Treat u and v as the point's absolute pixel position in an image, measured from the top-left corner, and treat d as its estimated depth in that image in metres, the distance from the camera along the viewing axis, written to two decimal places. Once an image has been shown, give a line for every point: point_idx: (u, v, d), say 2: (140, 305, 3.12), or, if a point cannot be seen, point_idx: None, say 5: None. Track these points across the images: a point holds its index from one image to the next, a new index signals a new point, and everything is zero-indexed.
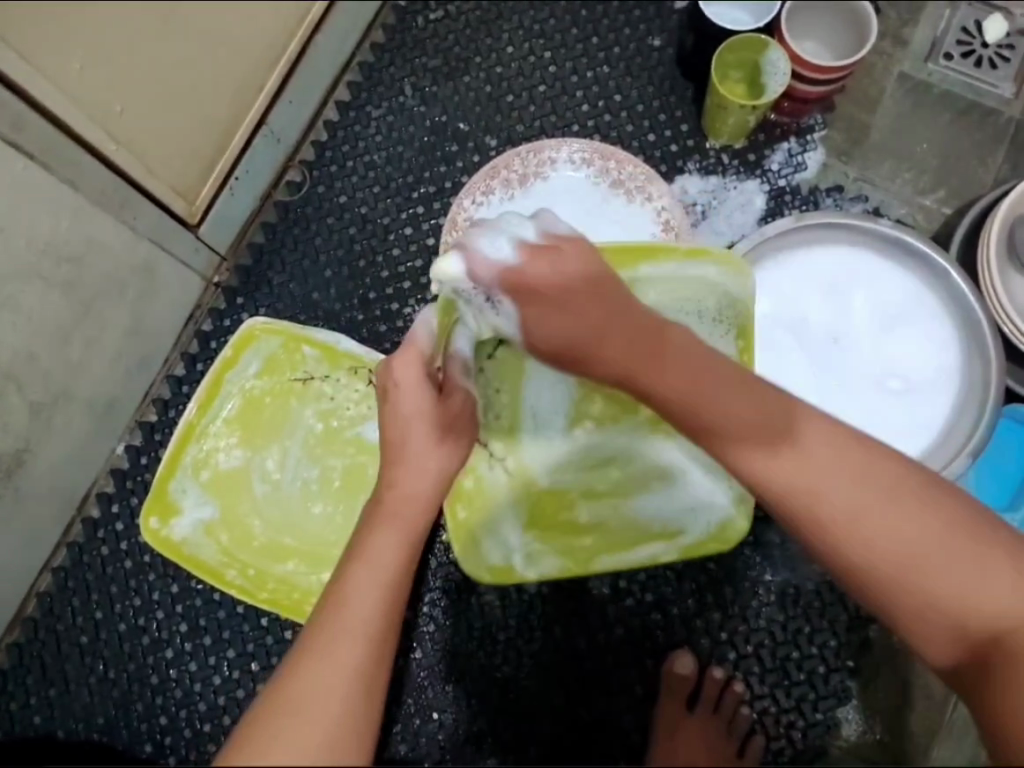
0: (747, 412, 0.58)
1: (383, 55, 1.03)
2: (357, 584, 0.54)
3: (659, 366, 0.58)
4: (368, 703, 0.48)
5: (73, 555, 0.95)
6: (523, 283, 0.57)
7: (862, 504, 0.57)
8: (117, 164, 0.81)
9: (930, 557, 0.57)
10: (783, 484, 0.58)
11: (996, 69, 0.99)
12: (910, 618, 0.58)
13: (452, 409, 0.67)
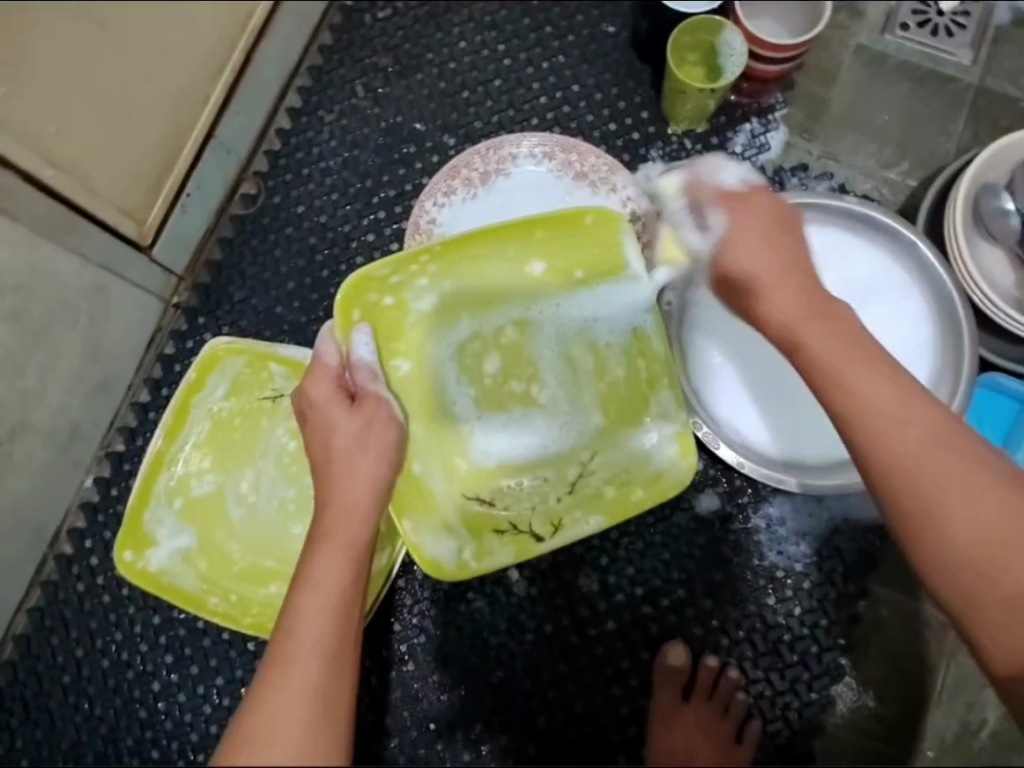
0: (885, 384, 0.57)
1: (332, 58, 1.00)
2: (307, 605, 0.56)
3: (810, 327, 0.61)
4: (330, 722, 0.48)
5: (48, 593, 0.92)
6: (744, 234, 0.67)
7: (990, 498, 0.54)
8: (53, 188, 0.77)
9: (1021, 555, 0.54)
10: (903, 468, 0.55)
11: (953, 36, 0.99)
12: (1001, 621, 0.54)
13: (371, 433, 0.71)
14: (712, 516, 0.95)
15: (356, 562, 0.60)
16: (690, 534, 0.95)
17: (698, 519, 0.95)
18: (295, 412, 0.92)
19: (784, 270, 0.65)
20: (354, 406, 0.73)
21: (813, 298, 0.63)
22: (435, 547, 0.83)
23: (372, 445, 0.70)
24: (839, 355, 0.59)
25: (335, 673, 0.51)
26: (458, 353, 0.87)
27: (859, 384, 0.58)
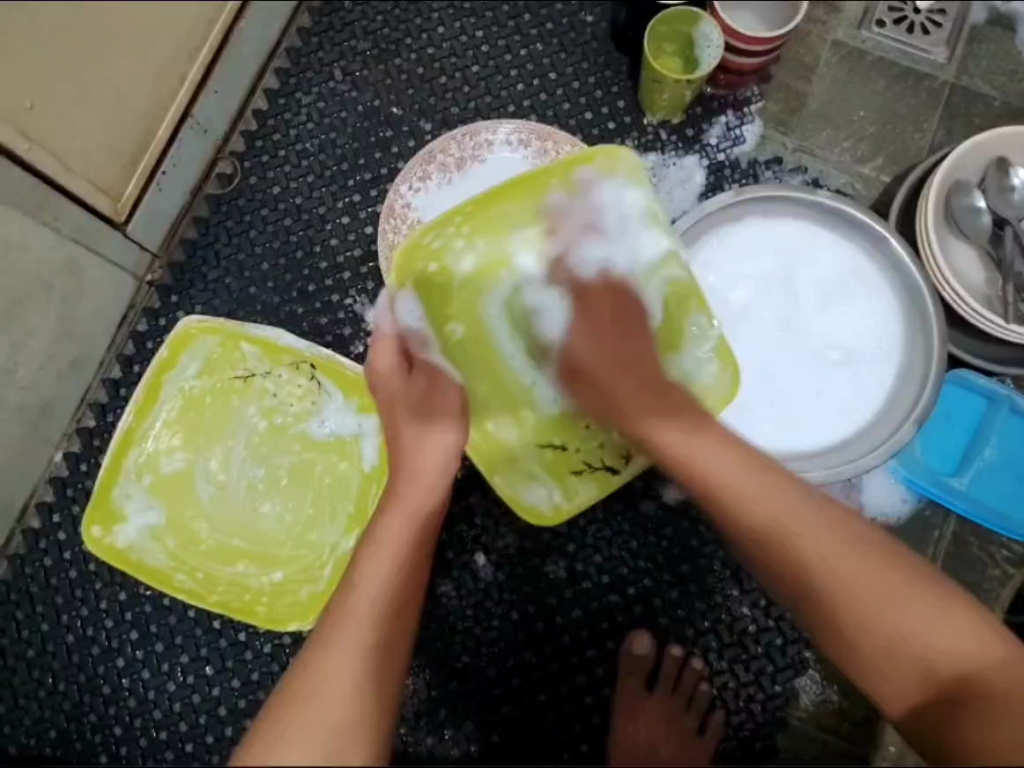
0: (732, 469, 0.72)
1: (310, 40, 1.01)
2: (370, 562, 0.67)
3: (652, 416, 0.76)
4: (373, 698, 0.58)
5: (15, 567, 0.92)
6: (574, 357, 0.83)
7: (846, 559, 0.67)
8: (29, 163, 0.78)
9: (881, 604, 0.65)
10: (774, 540, 0.69)
11: (929, 33, 0.99)
12: (886, 665, 0.65)
13: (434, 394, 0.80)
14: (680, 506, 0.96)
15: (419, 524, 0.72)
16: (658, 524, 0.95)
17: (666, 509, 0.96)
18: (266, 392, 0.92)
19: (633, 374, 0.79)
20: (409, 369, 0.81)
21: (651, 392, 0.78)
22: (523, 491, 0.88)
23: (435, 407, 0.79)
24: (689, 445, 0.74)
25: (378, 645, 0.61)
26: (506, 308, 0.87)
27: (728, 477, 0.71)
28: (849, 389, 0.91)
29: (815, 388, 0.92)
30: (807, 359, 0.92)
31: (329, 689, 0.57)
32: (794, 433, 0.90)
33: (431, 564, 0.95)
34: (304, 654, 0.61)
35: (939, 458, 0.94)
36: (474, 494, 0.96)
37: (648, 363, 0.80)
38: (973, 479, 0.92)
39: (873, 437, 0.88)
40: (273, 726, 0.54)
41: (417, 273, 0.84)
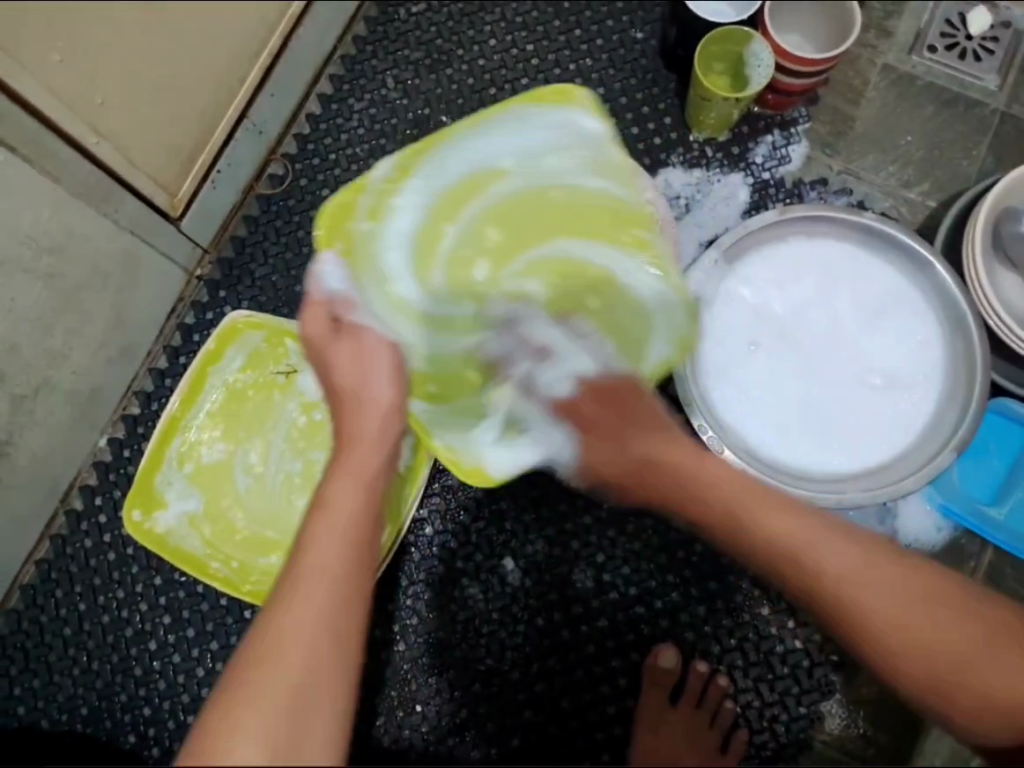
0: (796, 521, 0.64)
1: (366, 48, 1.03)
2: (320, 530, 0.54)
3: (699, 484, 0.68)
4: (339, 651, 0.48)
5: (56, 547, 0.94)
6: (590, 435, 0.73)
7: (934, 622, 0.61)
8: (96, 156, 0.81)
9: (979, 665, 0.61)
10: (855, 615, 0.62)
11: (981, 61, 0.99)
12: (988, 725, 0.63)
13: (362, 353, 0.69)
14: None
15: (370, 492, 0.59)
16: (687, 538, 0.96)
17: None
18: (307, 389, 0.94)
19: (638, 439, 0.71)
20: (340, 332, 0.70)
21: (683, 469, 0.69)
22: (478, 454, 0.76)
23: (371, 373, 0.68)
24: (755, 521, 0.65)
25: (344, 608, 0.49)
26: (466, 227, 0.77)
27: (820, 548, 0.62)
28: (887, 413, 0.91)
29: (851, 410, 0.91)
30: (845, 381, 0.92)
31: (295, 639, 0.47)
32: (831, 453, 0.90)
33: (458, 565, 0.96)
34: (262, 614, 0.49)
35: (977, 484, 0.93)
36: (505, 498, 0.97)
37: (659, 449, 0.70)
38: (1011, 512, 0.91)
39: (913, 461, 0.87)
40: (232, 696, 0.44)
41: (350, 224, 0.75)
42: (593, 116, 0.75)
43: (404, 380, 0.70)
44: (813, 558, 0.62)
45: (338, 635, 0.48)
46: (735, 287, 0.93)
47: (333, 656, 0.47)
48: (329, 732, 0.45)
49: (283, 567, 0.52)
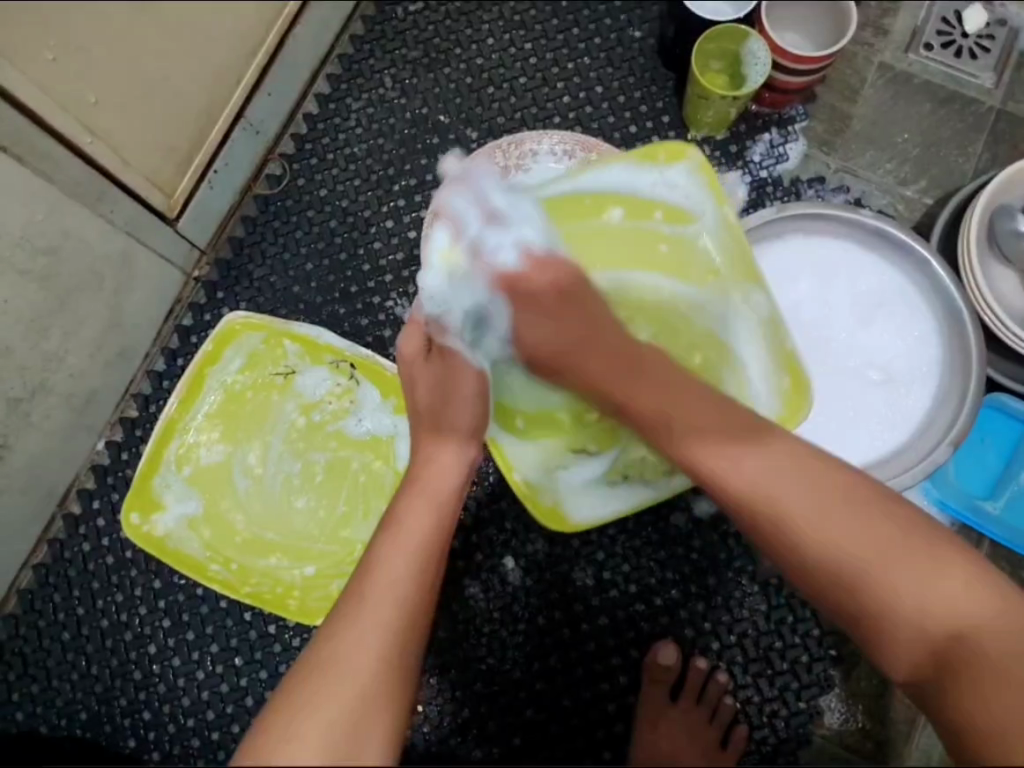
0: (728, 442, 0.62)
1: (363, 47, 1.03)
2: (390, 550, 0.57)
3: (585, 358, 0.66)
4: (399, 668, 0.51)
5: (54, 551, 0.94)
6: (527, 301, 0.64)
7: (779, 477, 0.61)
8: (91, 156, 0.80)
9: (878, 559, 0.58)
10: (738, 498, 0.61)
11: (977, 59, 1.00)
12: (898, 637, 0.58)
13: (453, 381, 0.70)
14: (709, 519, 0.96)
15: (441, 515, 0.62)
16: (687, 536, 0.96)
17: (696, 521, 0.96)
18: (305, 390, 0.94)
19: (545, 335, 0.65)
20: (433, 354, 0.71)
21: (625, 360, 0.65)
22: (557, 492, 0.84)
23: (451, 398, 0.70)
24: (592, 375, 0.66)
25: (404, 630, 0.53)
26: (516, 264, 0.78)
27: (722, 456, 0.62)
28: (885, 410, 0.91)
29: (850, 408, 0.92)
30: (844, 378, 0.92)
31: (359, 650, 0.50)
32: (829, 449, 0.90)
33: (459, 565, 0.96)
34: (329, 623, 0.53)
35: (973, 478, 0.94)
36: (506, 498, 0.97)
37: (602, 348, 0.65)
38: (1007, 505, 0.92)
39: (910, 456, 0.88)
40: (298, 696, 0.48)
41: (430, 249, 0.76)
42: (698, 174, 0.80)
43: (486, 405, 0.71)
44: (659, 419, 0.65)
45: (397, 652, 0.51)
46: None
47: (392, 668, 0.50)
48: (384, 740, 0.47)
49: (352, 584, 0.56)
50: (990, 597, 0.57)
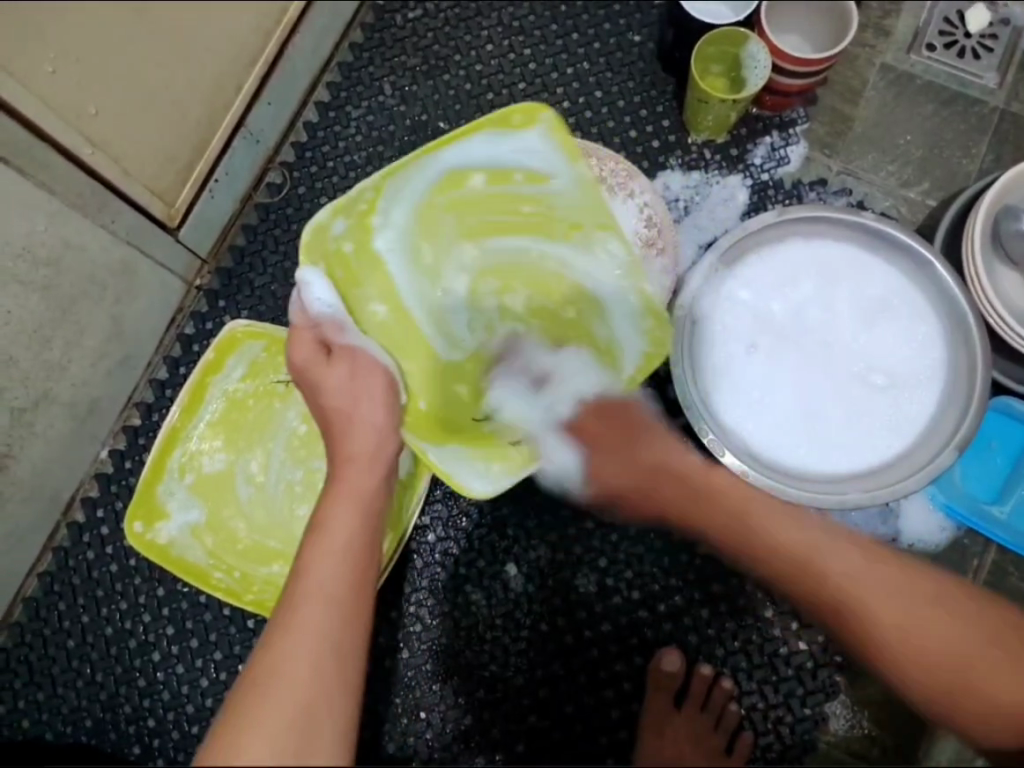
0: (767, 512, 0.75)
1: (362, 55, 1.03)
2: (311, 556, 0.58)
3: (665, 486, 0.78)
4: (342, 670, 0.51)
5: (58, 559, 0.94)
6: (594, 448, 0.80)
7: (894, 588, 0.70)
8: (91, 166, 0.81)
9: (939, 654, 0.68)
10: (794, 579, 0.73)
11: (980, 58, 0.99)
12: (960, 716, 0.68)
13: (358, 378, 0.73)
14: None
15: (367, 517, 0.63)
16: (690, 542, 0.95)
17: None
18: (307, 398, 0.94)
19: (600, 452, 0.80)
20: (332, 358, 0.74)
21: (687, 489, 0.78)
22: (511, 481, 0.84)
23: (366, 390, 0.73)
24: (667, 497, 0.79)
25: (342, 625, 0.53)
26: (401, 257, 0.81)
27: (775, 538, 0.73)
28: (889, 414, 0.90)
29: (854, 412, 0.91)
30: (848, 382, 0.91)
31: (291, 657, 0.50)
32: (833, 455, 0.90)
33: (461, 571, 0.96)
34: (267, 635, 0.53)
35: (979, 483, 0.93)
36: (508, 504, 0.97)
37: (671, 464, 0.79)
38: (1014, 509, 0.91)
39: (912, 462, 0.87)
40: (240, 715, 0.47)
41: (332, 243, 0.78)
42: (549, 135, 0.76)
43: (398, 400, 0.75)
44: (707, 500, 0.77)
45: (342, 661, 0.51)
46: (735, 290, 0.93)
47: (334, 666, 0.51)
48: (335, 734, 0.48)
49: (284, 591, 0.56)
50: None
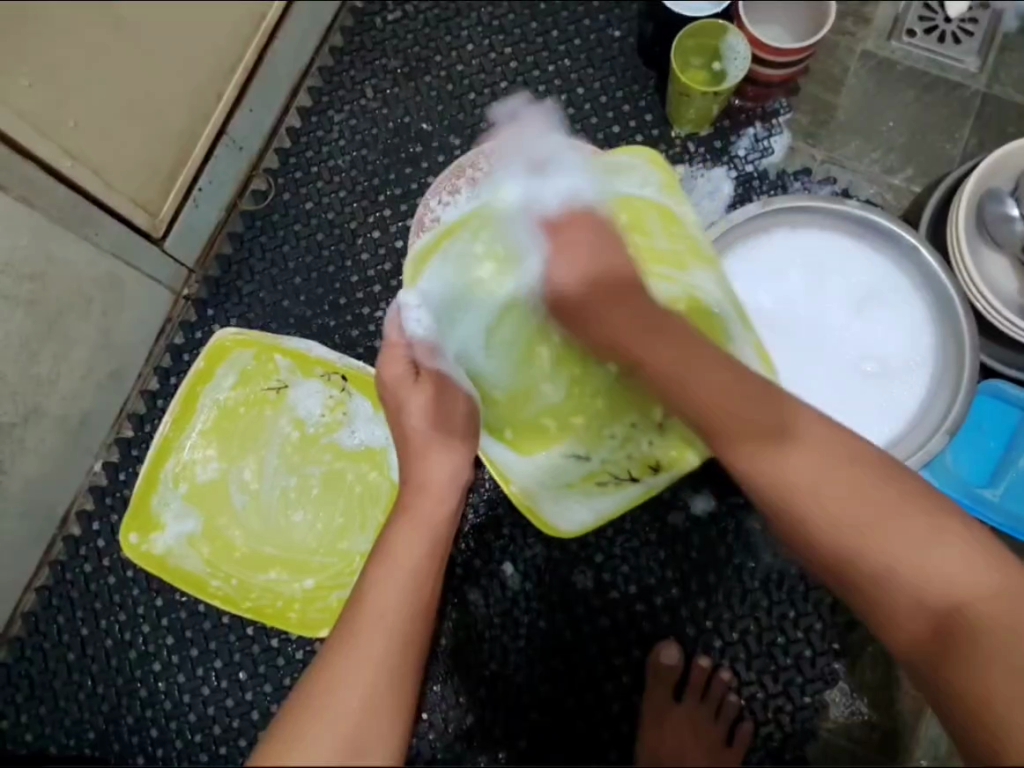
0: (711, 379, 0.64)
1: (343, 58, 1.03)
2: (384, 579, 0.58)
3: (609, 307, 0.70)
4: (387, 703, 0.50)
5: (55, 573, 0.94)
6: (559, 246, 0.74)
7: (800, 450, 0.61)
8: (71, 178, 0.81)
9: (874, 520, 0.58)
10: (750, 458, 0.62)
11: (960, 43, 0.99)
12: (880, 596, 0.59)
13: (445, 402, 0.71)
14: (708, 516, 0.96)
15: (433, 540, 0.62)
16: (685, 534, 0.96)
17: (694, 520, 0.96)
18: (299, 404, 0.94)
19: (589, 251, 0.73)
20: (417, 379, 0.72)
21: (642, 315, 0.69)
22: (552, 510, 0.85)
23: (448, 420, 0.70)
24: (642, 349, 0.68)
25: (397, 658, 0.53)
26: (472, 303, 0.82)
27: (709, 393, 0.63)
28: (879, 400, 0.91)
29: (845, 400, 0.91)
30: (837, 370, 0.92)
31: (345, 697, 0.50)
32: None
33: (458, 573, 0.96)
34: (321, 659, 0.54)
35: (969, 466, 0.93)
36: (503, 503, 0.97)
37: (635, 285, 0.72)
38: (1007, 491, 0.91)
39: (907, 445, 0.87)
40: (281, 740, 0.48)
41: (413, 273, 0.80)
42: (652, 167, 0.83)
43: (474, 428, 0.72)
44: (676, 381, 0.65)
45: (390, 682, 0.51)
46: None
47: (382, 711, 0.50)
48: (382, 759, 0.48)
49: (346, 615, 0.57)
50: (988, 572, 0.58)
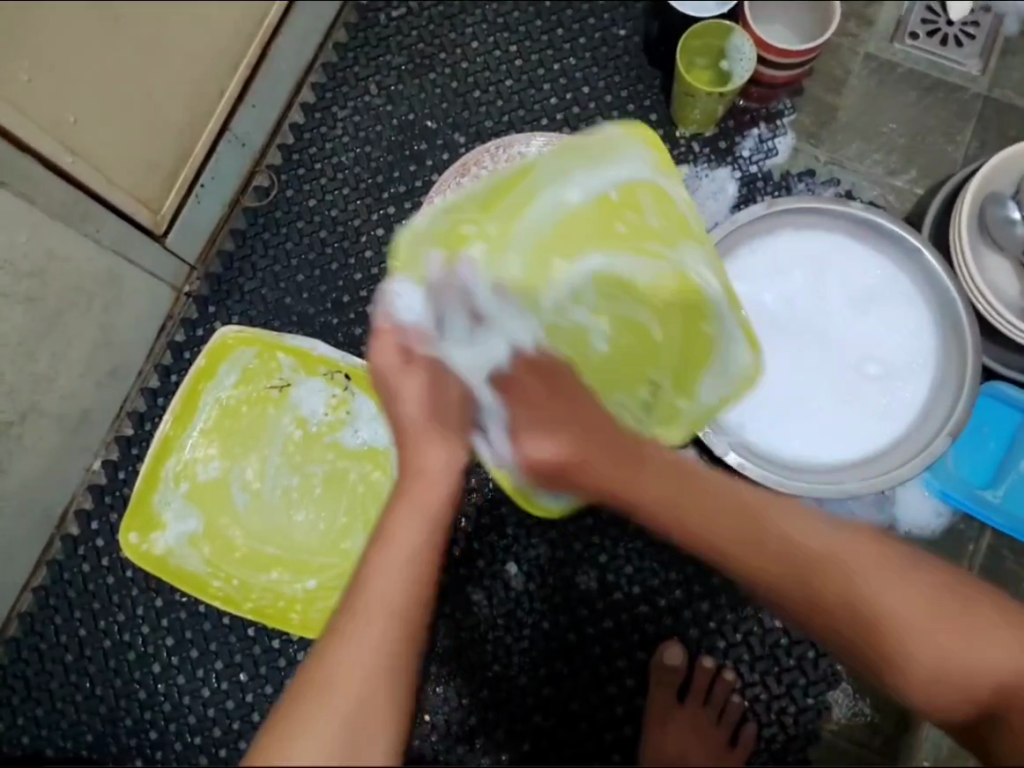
0: (719, 511, 0.56)
1: (347, 55, 1.02)
2: (379, 571, 0.48)
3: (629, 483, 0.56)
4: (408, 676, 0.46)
5: (53, 573, 0.93)
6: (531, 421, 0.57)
7: (833, 552, 0.56)
8: (72, 174, 0.80)
9: (913, 621, 0.56)
10: (779, 574, 0.56)
11: (963, 46, 0.99)
12: (927, 689, 0.57)
13: None
14: None
15: (437, 529, 0.51)
16: None
17: None
18: (301, 402, 0.94)
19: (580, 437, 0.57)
20: None
21: (619, 441, 0.58)
22: None
23: None
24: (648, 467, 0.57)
25: (411, 630, 0.47)
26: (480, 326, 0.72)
27: (721, 521, 0.56)
28: (881, 401, 0.91)
29: (847, 401, 0.91)
30: (840, 372, 0.92)
31: (364, 668, 0.45)
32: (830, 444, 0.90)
33: (461, 573, 0.96)
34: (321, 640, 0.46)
35: (972, 468, 0.93)
36: (506, 503, 0.97)
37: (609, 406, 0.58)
38: (1007, 493, 0.92)
39: (909, 446, 0.87)
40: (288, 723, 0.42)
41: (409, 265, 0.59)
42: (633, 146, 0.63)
43: None
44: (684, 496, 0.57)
45: (411, 668, 0.46)
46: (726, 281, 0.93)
47: (405, 682, 0.45)
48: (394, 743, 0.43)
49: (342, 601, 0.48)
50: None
